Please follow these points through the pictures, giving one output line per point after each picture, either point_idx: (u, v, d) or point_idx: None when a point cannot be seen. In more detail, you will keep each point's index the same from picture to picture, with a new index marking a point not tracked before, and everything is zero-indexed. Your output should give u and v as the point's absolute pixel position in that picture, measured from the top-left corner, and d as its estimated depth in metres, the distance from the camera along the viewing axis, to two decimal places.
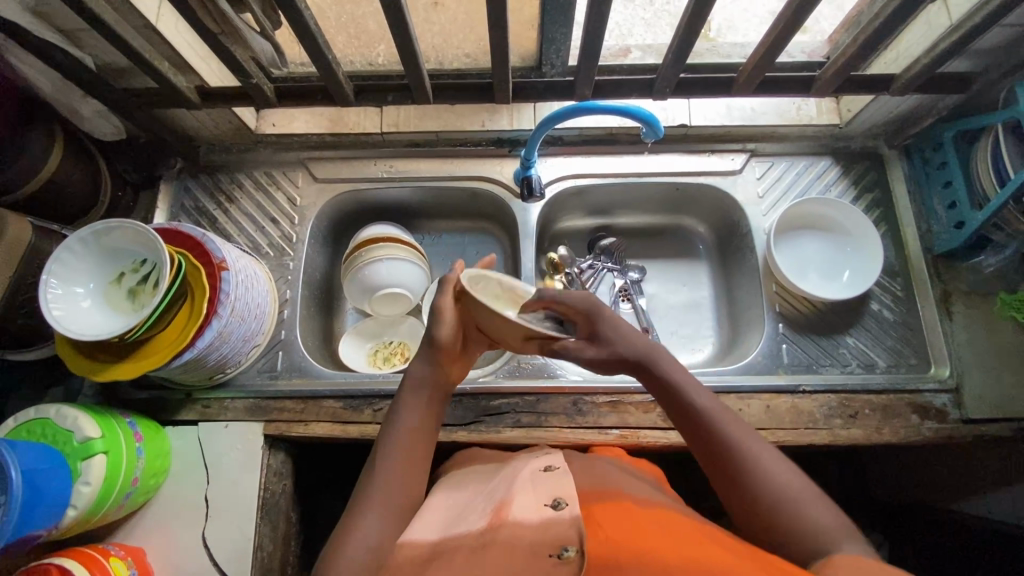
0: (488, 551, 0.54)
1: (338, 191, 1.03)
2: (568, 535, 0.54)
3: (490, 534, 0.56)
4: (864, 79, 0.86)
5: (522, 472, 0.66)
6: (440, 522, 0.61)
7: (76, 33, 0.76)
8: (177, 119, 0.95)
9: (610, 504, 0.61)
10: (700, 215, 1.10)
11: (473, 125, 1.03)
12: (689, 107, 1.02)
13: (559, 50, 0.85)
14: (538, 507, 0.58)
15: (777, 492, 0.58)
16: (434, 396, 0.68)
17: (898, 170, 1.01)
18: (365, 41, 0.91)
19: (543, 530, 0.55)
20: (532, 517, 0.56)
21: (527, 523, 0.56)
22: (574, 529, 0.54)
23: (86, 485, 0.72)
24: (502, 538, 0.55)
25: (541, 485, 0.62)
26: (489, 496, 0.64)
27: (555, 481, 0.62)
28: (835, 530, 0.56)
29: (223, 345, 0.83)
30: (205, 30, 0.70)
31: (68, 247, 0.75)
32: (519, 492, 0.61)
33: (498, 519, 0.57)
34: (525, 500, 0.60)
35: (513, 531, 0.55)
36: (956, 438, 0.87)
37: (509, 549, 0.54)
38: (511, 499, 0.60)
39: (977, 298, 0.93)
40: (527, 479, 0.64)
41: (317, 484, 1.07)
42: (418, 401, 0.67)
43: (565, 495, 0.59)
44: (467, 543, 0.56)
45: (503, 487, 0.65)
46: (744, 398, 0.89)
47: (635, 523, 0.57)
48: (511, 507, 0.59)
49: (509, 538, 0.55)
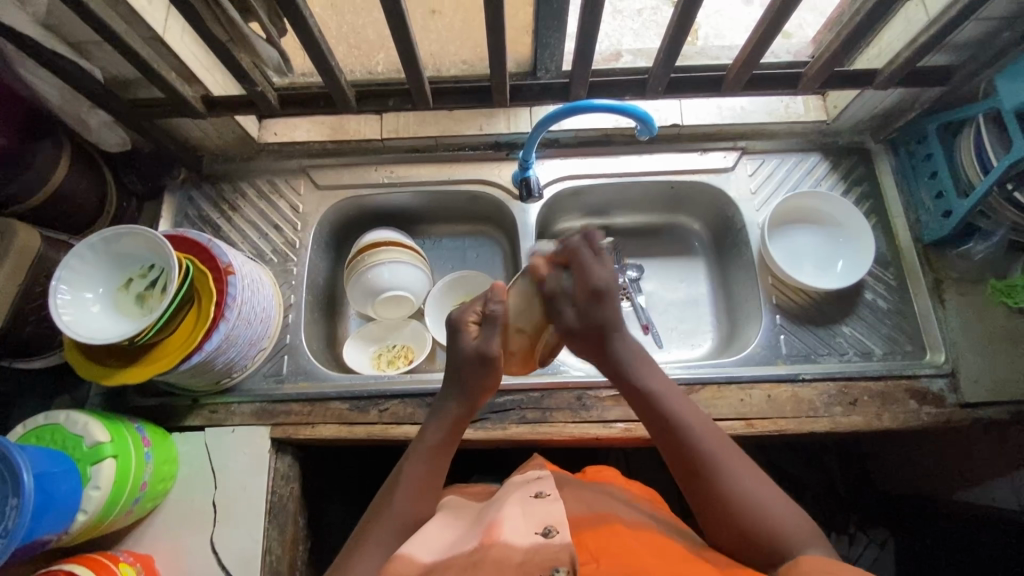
0: (477, 569, 0.54)
1: (339, 198, 1.05)
2: (559, 558, 0.55)
3: (479, 553, 0.57)
4: (848, 74, 0.89)
5: (512, 496, 0.67)
6: (438, 545, 0.61)
7: (85, 46, 0.78)
8: (181, 129, 0.97)
9: (599, 529, 0.62)
10: (695, 212, 1.12)
11: (471, 129, 1.05)
12: (681, 108, 1.05)
13: (553, 54, 0.88)
14: (527, 531, 0.59)
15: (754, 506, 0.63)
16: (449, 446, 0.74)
17: (885, 164, 1.04)
18: (364, 50, 0.94)
19: (532, 552, 0.56)
20: (522, 540, 0.57)
21: (517, 546, 0.57)
22: (564, 553, 0.55)
23: (96, 489, 0.73)
24: (491, 556, 0.56)
25: (531, 509, 0.63)
26: (478, 523, 0.64)
27: (546, 507, 0.63)
28: (798, 535, 0.61)
29: (231, 348, 0.84)
30: (214, 39, 0.73)
31: (78, 254, 0.76)
32: (509, 514, 0.62)
33: (489, 539, 0.58)
34: (516, 523, 0.60)
35: (502, 552, 0.56)
36: (954, 421, 0.89)
37: (497, 567, 0.54)
38: (501, 520, 0.61)
39: (967, 285, 0.95)
40: (517, 503, 0.64)
41: (325, 490, 1.07)
42: (441, 444, 0.74)
43: (554, 522, 0.60)
44: (457, 561, 0.56)
45: (492, 511, 0.65)
46: (745, 387, 0.91)
47: (623, 543, 0.60)
48: (501, 527, 0.60)
49: (499, 558, 0.55)
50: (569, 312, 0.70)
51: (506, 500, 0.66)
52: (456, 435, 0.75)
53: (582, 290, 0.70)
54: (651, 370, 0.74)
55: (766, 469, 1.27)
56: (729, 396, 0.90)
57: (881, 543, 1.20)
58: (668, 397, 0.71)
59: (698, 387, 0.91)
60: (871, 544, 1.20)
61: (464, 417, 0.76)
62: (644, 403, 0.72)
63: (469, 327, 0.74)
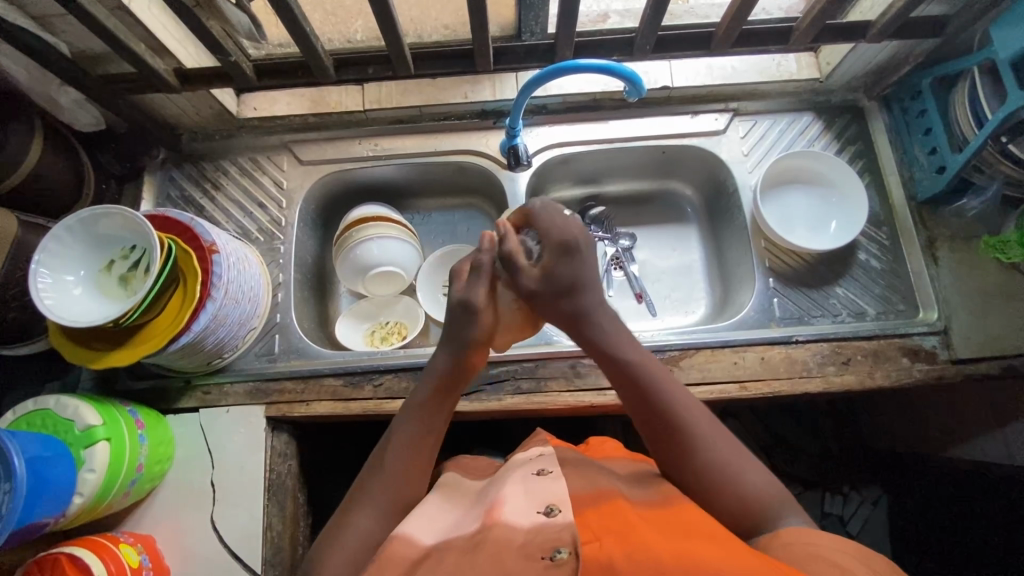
0: (478, 551, 0.54)
1: (324, 173, 1.03)
2: (561, 538, 0.54)
3: (480, 535, 0.57)
4: (840, 28, 0.86)
5: (515, 475, 0.67)
6: (438, 526, 0.62)
7: (48, 19, 0.75)
8: (156, 106, 0.94)
9: (601, 508, 0.60)
10: (687, 177, 1.11)
11: (456, 97, 1.02)
12: (670, 68, 1.02)
13: (537, 16, 0.87)
14: (529, 513, 0.58)
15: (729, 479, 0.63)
16: (442, 409, 0.72)
17: (879, 121, 1.02)
18: (342, 18, 0.92)
19: (533, 532, 0.55)
20: (522, 521, 0.57)
21: (519, 528, 0.56)
22: (566, 533, 0.54)
23: (91, 472, 0.73)
24: (492, 536, 0.56)
25: (533, 489, 0.63)
26: (479, 505, 0.65)
27: (548, 486, 0.62)
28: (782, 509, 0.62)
29: (220, 328, 0.83)
30: (182, 8, 0.70)
31: (56, 236, 0.74)
32: (511, 494, 0.62)
33: (490, 521, 0.58)
34: (518, 504, 0.60)
35: (503, 533, 0.56)
36: (946, 377, 0.89)
37: (498, 548, 0.54)
38: (502, 502, 0.61)
39: (961, 242, 0.94)
40: (518, 482, 0.64)
41: (325, 466, 1.08)
42: (428, 404, 0.71)
43: (555, 501, 0.59)
44: (458, 545, 0.57)
45: (494, 490, 0.66)
46: (738, 351, 0.91)
47: (626, 521, 0.58)
48: (501, 508, 0.60)
49: (501, 539, 0.55)
50: (531, 276, 0.70)
51: (508, 479, 0.66)
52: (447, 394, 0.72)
53: (547, 248, 0.70)
54: (628, 340, 0.71)
55: (761, 433, 1.29)
56: (722, 359, 0.90)
57: (874, 502, 1.24)
58: (653, 374, 0.68)
59: (692, 351, 0.91)
60: (865, 503, 1.23)
61: (452, 372, 0.72)
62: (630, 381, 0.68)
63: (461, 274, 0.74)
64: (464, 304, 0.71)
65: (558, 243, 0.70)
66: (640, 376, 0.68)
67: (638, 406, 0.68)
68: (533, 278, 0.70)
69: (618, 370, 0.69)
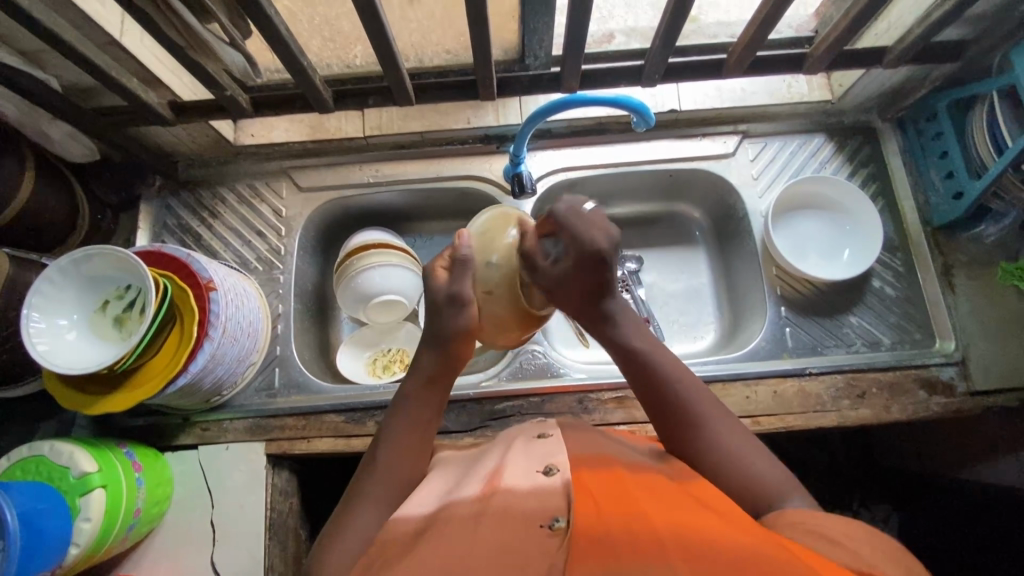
0: (478, 519, 0.51)
1: (325, 200, 1.00)
2: (560, 507, 0.51)
3: (479, 501, 0.53)
4: (855, 54, 0.83)
5: (513, 441, 0.64)
6: (433, 494, 0.59)
7: (37, 54, 0.73)
8: (152, 136, 0.92)
9: (601, 471, 0.56)
10: (695, 200, 1.08)
11: (458, 122, 1.00)
12: (678, 92, 1.00)
13: (541, 40, 0.81)
14: (529, 474, 0.56)
15: (742, 469, 0.59)
16: (435, 393, 0.67)
17: (892, 142, 1.00)
18: (340, 43, 0.88)
19: (533, 497, 0.52)
20: (523, 483, 0.54)
21: (519, 490, 0.53)
22: (563, 501, 0.51)
23: (87, 521, 0.71)
24: (493, 504, 0.52)
25: (532, 453, 0.60)
26: (474, 471, 0.61)
27: (548, 449, 0.60)
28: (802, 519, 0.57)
29: (218, 366, 0.81)
30: (173, 46, 0.68)
31: (48, 278, 0.72)
32: (511, 460, 0.59)
33: (490, 488, 0.54)
34: (518, 468, 0.57)
35: (504, 498, 0.53)
36: (964, 410, 0.87)
37: (499, 516, 0.51)
38: (502, 469, 0.58)
39: (978, 269, 0.92)
40: (519, 447, 0.62)
41: (325, 497, 1.06)
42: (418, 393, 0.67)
43: (556, 461, 0.57)
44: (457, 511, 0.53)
45: (492, 457, 0.63)
46: (750, 384, 0.88)
47: (625, 490, 0.53)
48: (501, 476, 0.56)
49: (501, 505, 0.52)
50: (547, 274, 0.63)
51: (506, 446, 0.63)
52: (441, 381, 0.67)
53: (573, 252, 0.62)
54: (640, 326, 0.67)
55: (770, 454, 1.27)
56: (734, 394, 0.88)
57: (884, 520, 1.21)
58: (663, 360, 0.65)
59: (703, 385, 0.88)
60: (874, 521, 1.21)
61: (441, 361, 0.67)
62: (640, 367, 0.65)
63: (435, 273, 0.68)
64: (451, 297, 0.65)
65: (587, 255, 0.61)
66: (650, 364, 0.65)
67: (647, 394, 0.65)
68: (549, 278, 0.63)
69: (628, 358, 0.65)
